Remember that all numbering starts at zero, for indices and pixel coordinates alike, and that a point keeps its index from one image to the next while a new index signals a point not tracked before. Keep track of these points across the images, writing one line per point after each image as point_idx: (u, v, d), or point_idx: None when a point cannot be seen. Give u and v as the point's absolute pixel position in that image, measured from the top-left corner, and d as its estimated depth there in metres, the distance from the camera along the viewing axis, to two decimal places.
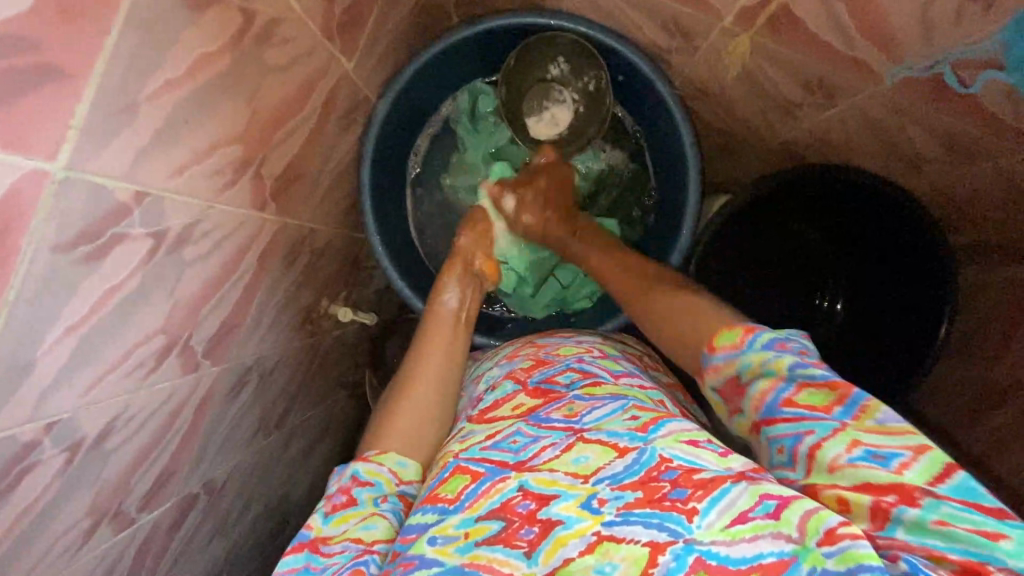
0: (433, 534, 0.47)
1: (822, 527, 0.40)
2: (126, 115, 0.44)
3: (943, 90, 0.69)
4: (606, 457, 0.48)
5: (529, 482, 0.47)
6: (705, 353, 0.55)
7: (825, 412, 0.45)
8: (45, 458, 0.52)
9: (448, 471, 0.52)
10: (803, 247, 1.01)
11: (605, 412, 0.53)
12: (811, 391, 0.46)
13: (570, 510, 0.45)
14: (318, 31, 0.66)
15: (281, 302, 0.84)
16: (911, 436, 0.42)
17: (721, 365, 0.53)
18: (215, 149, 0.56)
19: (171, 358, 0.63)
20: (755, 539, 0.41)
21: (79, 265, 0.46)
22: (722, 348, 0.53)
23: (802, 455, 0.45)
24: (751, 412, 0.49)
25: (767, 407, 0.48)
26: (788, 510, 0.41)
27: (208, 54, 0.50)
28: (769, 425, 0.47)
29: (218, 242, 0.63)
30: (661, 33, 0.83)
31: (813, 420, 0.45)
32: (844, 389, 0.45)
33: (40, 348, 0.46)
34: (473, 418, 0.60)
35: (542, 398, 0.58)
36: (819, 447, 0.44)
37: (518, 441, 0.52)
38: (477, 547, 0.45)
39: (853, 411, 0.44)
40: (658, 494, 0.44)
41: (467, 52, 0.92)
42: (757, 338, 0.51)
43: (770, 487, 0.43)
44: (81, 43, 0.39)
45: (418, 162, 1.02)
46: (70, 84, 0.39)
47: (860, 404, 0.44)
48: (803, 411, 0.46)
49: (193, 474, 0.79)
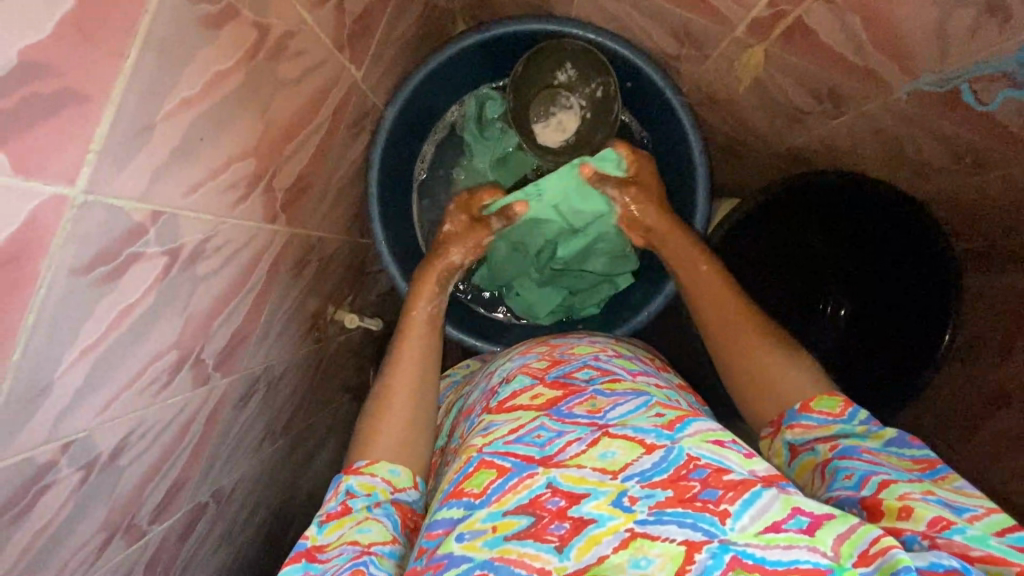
0: (461, 531, 0.46)
1: (855, 550, 0.41)
2: (144, 135, 0.44)
3: (955, 104, 0.69)
4: (634, 453, 0.49)
5: (557, 479, 0.47)
6: (795, 410, 0.59)
7: (906, 470, 0.51)
8: (61, 477, 0.52)
9: (472, 465, 0.51)
10: (809, 255, 1.02)
11: (629, 408, 0.54)
12: (895, 458, 0.52)
13: (601, 508, 0.45)
14: (329, 42, 0.65)
15: (290, 310, 0.84)
16: (985, 499, 0.47)
17: (813, 425, 0.58)
18: (229, 164, 0.56)
19: (184, 372, 0.63)
20: (790, 547, 0.41)
21: (96, 286, 0.45)
22: (819, 411, 0.58)
23: (873, 482, 0.49)
24: (825, 451, 0.55)
25: (846, 449, 0.53)
26: (822, 530, 0.42)
27: (223, 70, 0.50)
28: (842, 460, 0.53)
29: (230, 255, 0.62)
30: (670, 40, 0.83)
31: (889, 468, 0.50)
32: (926, 463, 0.52)
33: (58, 369, 0.46)
34: (492, 410, 0.59)
35: (562, 391, 0.57)
36: (891, 481, 0.48)
37: (542, 436, 0.52)
38: (507, 542, 0.44)
39: (934, 475, 0.50)
40: (689, 494, 0.45)
41: (476, 58, 0.91)
42: (858, 412, 0.56)
43: (801, 501, 0.44)
44: (99, 67, 0.38)
45: (424, 168, 1.02)
46: (89, 109, 0.39)
47: (941, 472, 0.50)
48: (882, 462, 0.51)
49: (203, 484, 0.79)
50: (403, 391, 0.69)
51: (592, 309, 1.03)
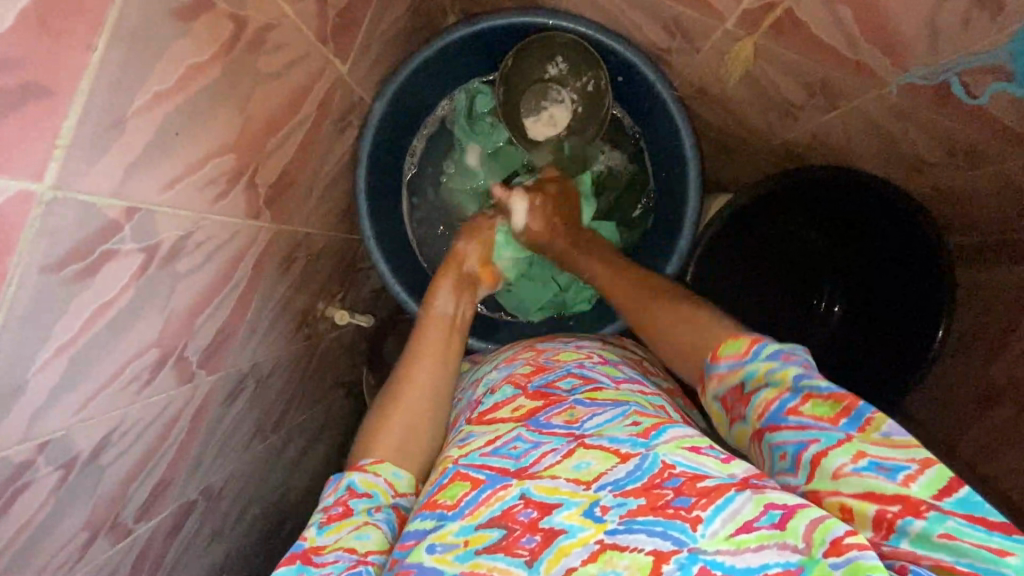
0: (432, 542, 0.46)
1: (827, 537, 0.40)
2: (115, 130, 0.43)
3: (947, 98, 0.68)
4: (608, 462, 0.48)
5: (530, 489, 0.47)
6: (709, 361, 0.57)
7: (830, 423, 0.46)
8: (39, 476, 0.52)
9: (448, 476, 0.51)
10: (805, 250, 1.01)
11: (607, 417, 0.53)
12: (816, 402, 0.47)
13: (572, 519, 0.44)
14: (311, 35, 0.64)
15: (277, 307, 0.83)
16: (918, 449, 0.43)
17: (725, 374, 0.54)
18: (207, 160, 0.55)
19: (166, 370, 0.62)
20: (760, 549, 0.41)
21: (68, 285, 0.45)
22: (728, 357, 0.55)
23: (806, 461, 0.45)
24: (754, 419, 0.50)
25: (772, 416, 0.48)
26: (795, 519, 0.41)
27: (198, 64, 0.49)
28: (771, 432, 0.48)
29: (211, 253, 0.61)
30: (661, 33, 0.82)
31: (817, 429, 0.46)
32: (849, 400, 0.46)
33: (32, 368, 0.45)
34: (472, 421, 0.59)
35: (542, 401, 0.57)
36: (823, 456, 0.45)
37: (518, 448, 0.52)
38: (477, 555, 0.44)
39: (858, 424, 0.45)
40: (661, 501, 0.44)
41: (465, 52, 0.90)
42: (762, 348, 0.52)
43: (775, 496, 0.43)
44: (65, 59, 0.38)
45: (413, 164, 1.01)
46: (56, 103, 0.38)
47: (864, 417, 0.45)
48: (807, 421, 0.46)
49: (190, 482, 0.79)
50: (393, 396, 0.68)
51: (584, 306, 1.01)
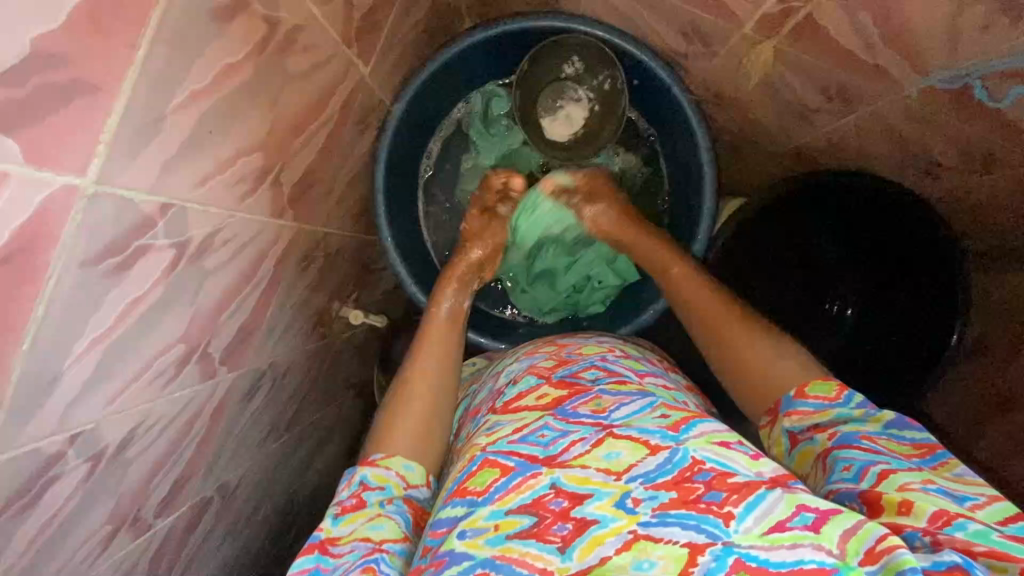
0: (463, 528, 0.47)
1: (861, 548, 0.40)
2: (154, 127, 0.44)
3: (966, 100, 0.68)
4: (638, 454, 0.49)
5: (560, 479, 0.48)
6: (791, 396, 0.57)
7: (906, 457, 0.49)
8: (69, 468, 0.52)
9: (476, 464, 0.51)
10: (811, 254, 1.01)
11: (635, 408, 0.54)
12: (896, 444, 0.50)
13: (604, 509, 0.45)
14: (337, 38, 0.65)
15: (295, 306, 0.84)
16: (988, 488, 0.45)
17: (809, 411, 0.55)
18: (237, 158, 0.56)
19: (191, 365, 0.63)
20: (795, 547, 0.41)
21: (105, 278, 0.45)
22: (814, 396, 0.56)
23: (873, 473, 0.47)
24: (824, 440, 0.53)
25: (846, 437, 0.51)
26: (829, 525, 0.41)
27: (232, 64, 0.50)
28: (841, 449, 0.50)
29: (237, 250, 0.62)
30: (678, 38, 0.83)
31: (890, 457, 0.48)
32: (927, 449, 0.50)
33: (67, 360, 0.46)
34: (498, 410, 0.59)
35: (568, 390, 0.57)
36: (892, 471, 0.46)
37: (546, 436, 0.52)
38: (508, 540, 0.45)
39: (932, 463, 0.48)
40: (692, 495, 0.45)
41: (482, 56, 0.91)
42: (855, 394, 0.54)
43: (807, 498, 0.44)
44: (111, 57, 0.38)
45: (430, 164, 1.02)
46: (102, 100, 0.39)
47: (941, 458, 0.49)
48: (882, 449, 0.49)
49: (208, 478, 0.80)
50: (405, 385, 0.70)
51: (598, 306, 1.02)
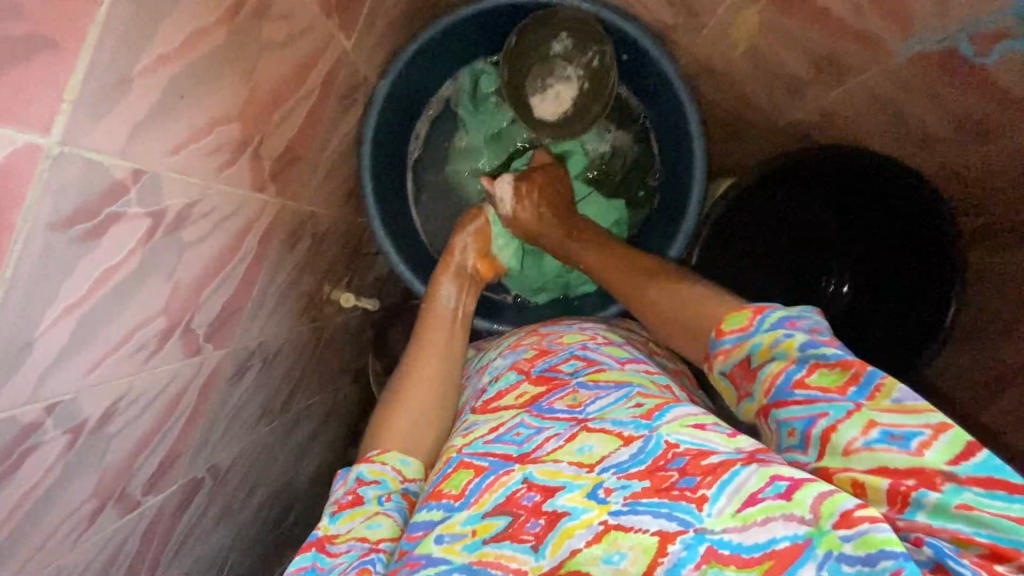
0: (441, 532, 0.47)
1: (837, 509, 0.39)
2: (121, 88, 0.43)
3: (956, 62, 0.68)
4: (612, 446, 0.48)
5: (532, 474, 0.48)
6: (713, 338, 0.55)
7: (839, 393, 0.44)
8: (48, 439, 0.52)
9: (452, 466, 0.52)
10: (807, 224, 0.99)
11: (611, 400, 0.53)
12: (822, 371, 0.46)
13: (575, 501, 0.45)
14: (316, 8, 0.64)
15: (282, 286, 0.84)
16: (931, 414, 0.41)
17: (729, 349, 0.53)
18: (212, 127, 0.55)
19: (174, 340, 0.63)
20: (767, 522, 0.40)
21: (75, 244, 0.45)
22: (731, 332, 0.53)
23: (816, 439, 0.44)
24: (760, 395, 0.49)
25: (779, 390, 0.47)
26: (802, 491, 0.40)
27: (203, 28, 0.49)
28: (779, 408, 0.47)
29: (217, 224, 0.62)
30: (666, 9, 0.82)
31: (826, 402, 0.45)
32: (857, 367, 0.45)
33: (40, 327, 0.45)
34: (477, 409, 0.60)
35: (545, 386, 0.57)
36: (833, 430, 0.43)
37: (522, 433, 0.52)
38: (485, 545, 0.45)
39: (868, 391, 0.44)
40: (666, 483, 0.44)
41: (468, 32, 0.90)
42: (766, 318, 0.51)
43: (782, 468, 0.42)
44: (72, 11, 0.38)
45: (419, 145, 1.01)
46: (63, 57, 0.38)
47: (875, 383, 0.44)
48: (815, 393, 0.45)
49: (198, 457, 0.79)
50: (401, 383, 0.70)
51: (587, 287, 1.01)
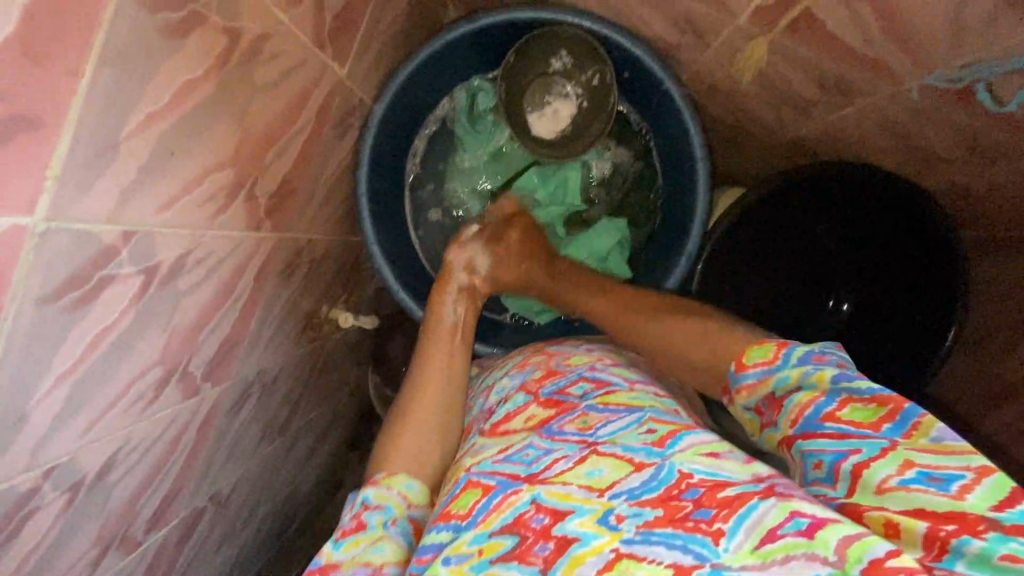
0: (447, 554, 0.46)
1: (866, 555, 0.37)
2: (107, 154, 0.41)
3: (970, 100, 0.66)
4: (622, 471, 0.47)
5: (541, 495, 0.46)
6: (733, 371, 0.56)
7: (872, 429, 0.44)
8: (47, 500, 0.51)
9: (460, 486, 0.51)
10: (812, 241, 0.98)
11: (621, 425, 0.52)
12: (855, 406, 0.46)
13: (586, 526, 0.44)
14: (309, 41, 0.62)
15: (281, 314, 0.83)
16: (972, 458, 0.40)
17: (754, 383, 0.54)
18: (206, 176, 0.53)
19: (171, 386, 0.62)
20: (787, 560, 0.39)
21: (66, 313, 0.44)
22: (754, 365, 0.54)
23: (846, 472, 0.43)
24: (786, 426, 0.49)
25: (807, 422, 0.47)
26: (825, 531, 0.39)
27: (192, 81, 0.47)
28: (805, 440, 0.47)
29: (213, 267, 0.60)
30: (670, 28, 0.79)
31: (859, 437, 0.44)
32: (893, 405, 0.45)
33: (34, 398, 0.44)
34: (485, 432, 0.58)
35: (555, 409, 0.56)
36: (866, 467, 0.42)
37: (531, 454, 0.51)
38: (492, 565, 0.44)
39: (903, 429, 0.43)
40: (680, 513, 0.43)
41: (465, 49, 0.88)
42: (793, 353, 0.52)
43: (803, 504, 0.41)
44: (52, 85, 0.36)
45: (416, 164, 0.99)
46: (45, 133, 0.37)
47: (911, 421, 0.44)
48: (846, 427, 0.45)
49: (199, 490, 0.79)
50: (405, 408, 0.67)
51: None
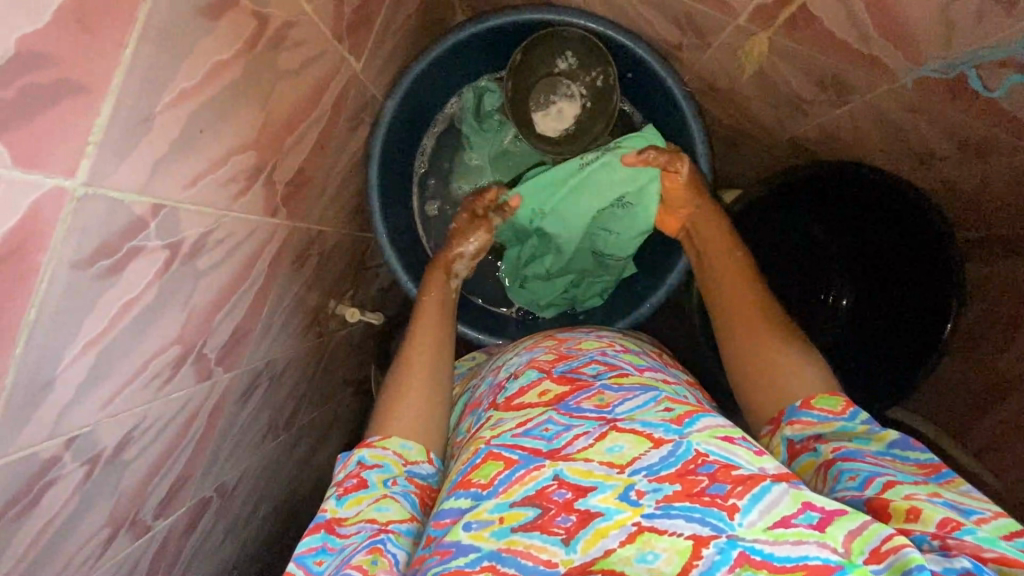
0: (469, 519, 0.46)
1: (867, 547, 0.41)
2: (143, 126, 0.43)
3: (961, 91, 0.68)
4: (641, 447, 0.48)
5: (564, 472, 0.47)
6: (796, 406, 0.57)
7: (909, 472, 0.49)
8: (66, 472, 0.52)
9: (480, 456, 0.51)
10: (809, 242, 1.02)
11: (637, 403, 0.53)
12: (898, 461, 0.50)
13: (608, 502, 0.45)
14: (329, 33, 0.64)
15: (290, 305, 0.84)
16: (991, 504, 0.45)
17: (813, 422, 0.55)
18: (229, 157, 0.55)
19: (186, 366, 0.63)
20: (799, 543, 0.41)
21: (96, 281, 0.45)
22: (821, 408, 0.55)
23: (879, 482, 0.47)
24: (828, 451, 0.52)
25: (850, 450, 0.51)
26: (833, 526, 0.42)
27: (222, 62, 0.49)
28: (846, 461, 0.50)
29: (231, 249, 0.62)
30: (672, 29, 0.83)
31: (894, 470, 0.48)
32: (932, 467, 0.49)
33: (61, 364, 0.45)
34: (499, 407, 0.58)
35: (570, 386, 0.56)
36: (897, 483, 0.46)
37: (551, 429, 0.51)
38: (513, 533, 0.45)
39: (938, 480, 0.48)
40: (697, 488, 0.44)
41: (474, 49, 0.91)
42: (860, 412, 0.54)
43: (813, 497, 0.43)
44: (97, 55, 0.38)
45: (424, 161, 1.01)
46: (90, 99, 0.38)
47: (946, 478, 0.48)
48: (886, 464, 0.49)
49: (206, 478, 0.79)
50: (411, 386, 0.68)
51: (597, 301, 1.02)
